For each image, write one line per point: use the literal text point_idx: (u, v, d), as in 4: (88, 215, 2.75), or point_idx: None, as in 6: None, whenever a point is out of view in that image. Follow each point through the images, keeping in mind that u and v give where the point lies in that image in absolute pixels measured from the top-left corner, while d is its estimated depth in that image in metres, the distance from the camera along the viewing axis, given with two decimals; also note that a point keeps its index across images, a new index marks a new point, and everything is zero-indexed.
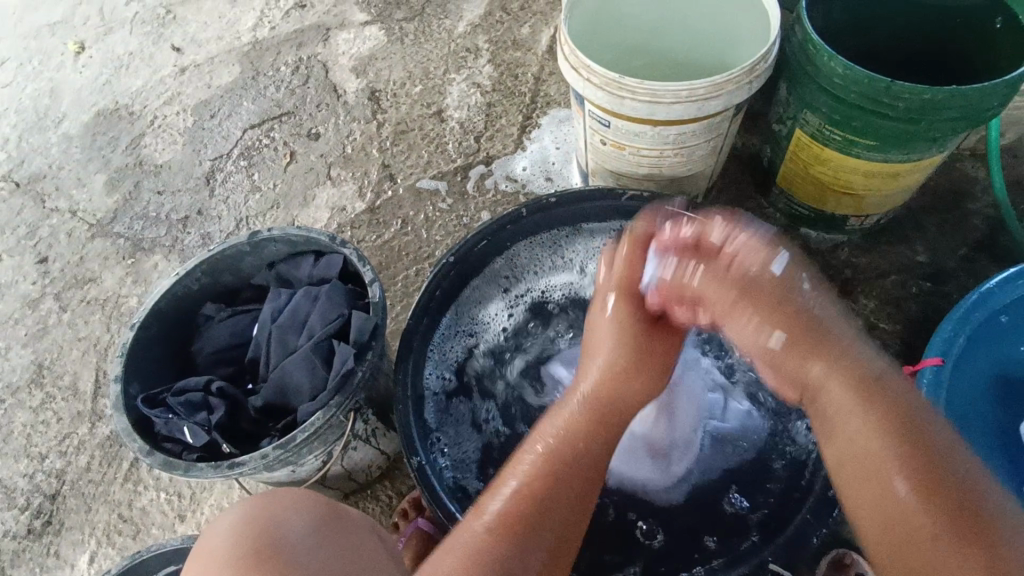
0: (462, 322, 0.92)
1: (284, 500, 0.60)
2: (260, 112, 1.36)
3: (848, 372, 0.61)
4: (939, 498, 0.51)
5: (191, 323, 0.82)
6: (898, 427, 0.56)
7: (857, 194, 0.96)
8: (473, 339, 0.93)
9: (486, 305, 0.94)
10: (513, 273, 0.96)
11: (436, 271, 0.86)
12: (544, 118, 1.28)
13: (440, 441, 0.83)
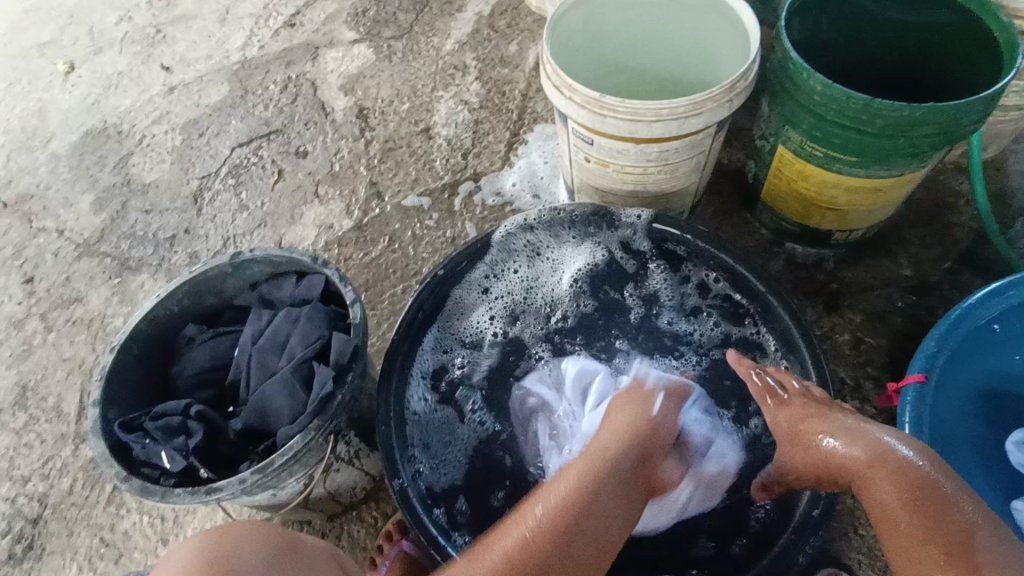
0: (444, 328, 0.93)
1: (244, 531, 0.64)
2: (249, 130, 1.37)
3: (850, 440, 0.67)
4: (950, 548, 0.55)
5: (172, 345, 0.81)
6: (911, 490, 0.59)
7: (840, 209, 0.97)
8: (456, 345, 0.94)
9: (468, 310, 0.95)
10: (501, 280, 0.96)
11: (426, 286, 0.87)
12: (531, 134, 1.29)
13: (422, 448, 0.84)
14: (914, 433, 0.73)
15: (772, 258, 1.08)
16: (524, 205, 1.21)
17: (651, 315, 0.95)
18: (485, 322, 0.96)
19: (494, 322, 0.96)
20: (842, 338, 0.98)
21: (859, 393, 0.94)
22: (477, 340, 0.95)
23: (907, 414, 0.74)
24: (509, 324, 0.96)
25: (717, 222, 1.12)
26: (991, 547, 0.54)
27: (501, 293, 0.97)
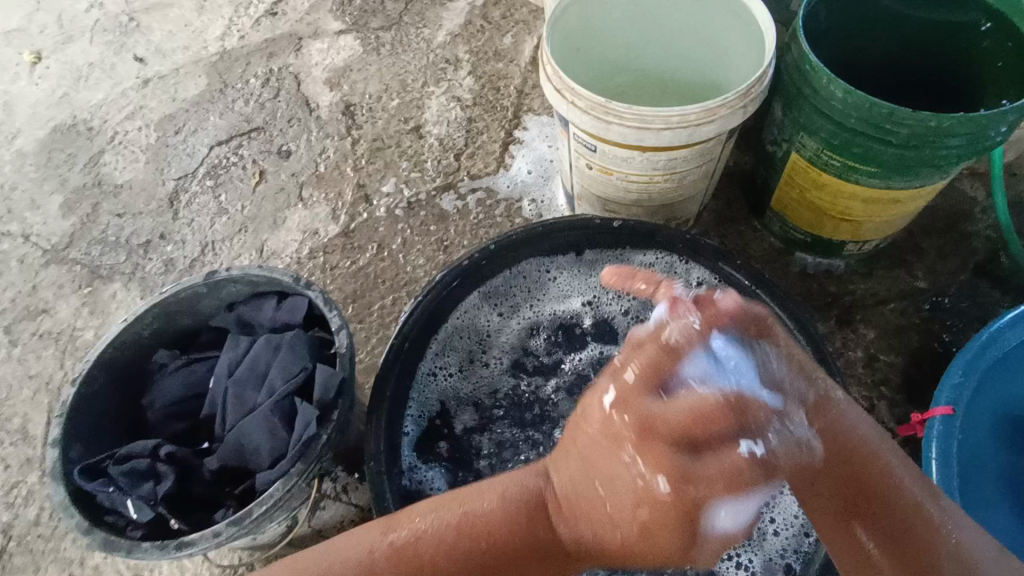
0: (460, 338, 0.89)
1: None
2: (229, 127, 1.29)
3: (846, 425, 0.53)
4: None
5: (144, 371, 0.75)
6: (846, 461, 0.53)
7: (856, 220, 0.91)
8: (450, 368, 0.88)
9: (492, 327, 0.91)
10: (502, 297, 0.91)
11: (422, 295, 0.82)
12: (525, 133, 1.22)
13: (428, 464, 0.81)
14: (943, 470, 0.69)
15: (782, 269, 1.02)
16: (520, 209, 1.15)
17: None
18: (490, 334, 0.91)
19: (518, 351, 0.91)
20: (855, 355, 0.94)
21: (874, 415, 0.89)
22: (494, 372, 0.89)
23: (933, 448, 0.70)
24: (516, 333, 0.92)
25: (723, 231, 1.07)
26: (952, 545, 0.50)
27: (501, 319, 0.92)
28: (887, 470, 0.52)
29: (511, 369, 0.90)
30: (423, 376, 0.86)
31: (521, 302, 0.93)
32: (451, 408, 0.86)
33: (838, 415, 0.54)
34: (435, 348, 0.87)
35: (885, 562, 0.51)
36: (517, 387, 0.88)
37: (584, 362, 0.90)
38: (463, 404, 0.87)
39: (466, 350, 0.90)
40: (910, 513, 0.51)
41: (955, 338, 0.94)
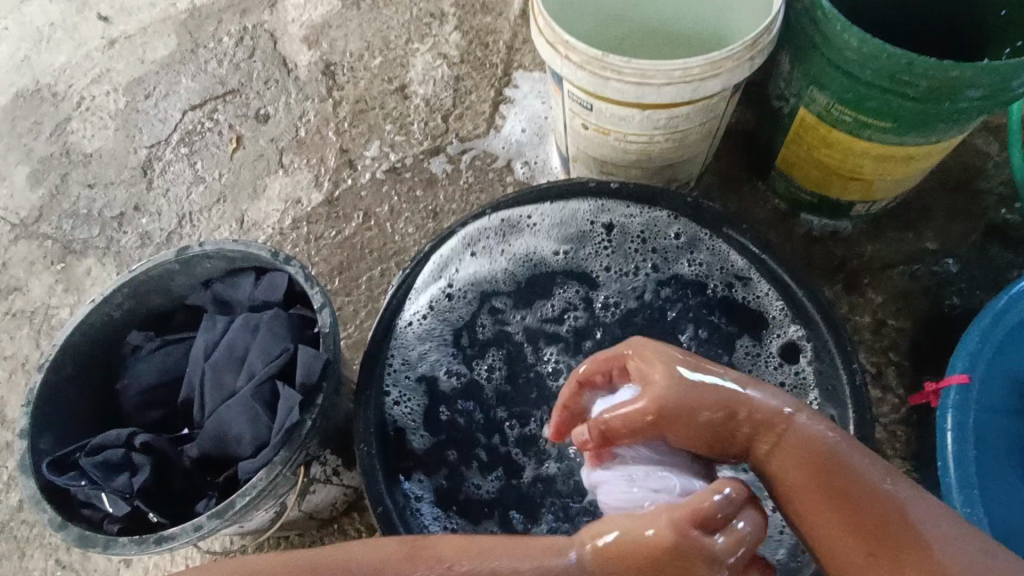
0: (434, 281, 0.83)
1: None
2: (202, 90, 1.22)
3: (802, 437, 0.54)
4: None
5: (117, 355, 0.71)
6: (815, 471, 0.52)
7: (866, 179, 0.87)
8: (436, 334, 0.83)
9: (473, 286, 0.86)
10: (489, 257, 0.86)
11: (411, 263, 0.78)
12: (516, 91, 1.15)
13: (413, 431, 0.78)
14: (958, 440, 0.67)
15: (786, 232, 0.98)
16: (512, 173, 1.09)
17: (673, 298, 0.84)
18: (474, 296, 0.86)
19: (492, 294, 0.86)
20: (863, 320, 0.91)
21: (882, 382, 0.87)
22: (466, 316, 0.85)
23: (949, 420, 0.68)
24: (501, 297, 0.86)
25: (725, 192, 1.02)
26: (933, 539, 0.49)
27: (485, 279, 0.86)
28: (855, 477, 0.52)
29: (483, 311, 0.86)
30: (408, 341, 0.81)
31: (497, 244, 0.86)
32: (426, 354, 0.82)
33: (789, 425, 0.55)
34: (419, 312, 0.82)
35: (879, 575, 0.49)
36: (492, 334, 0.84)
37: (560, 307, 0.85)
38: (438, 350, 0.83)
39: (439, 292, 0.84)
40: (886, 513, 0.50)
41: (966, 300, 0.91)
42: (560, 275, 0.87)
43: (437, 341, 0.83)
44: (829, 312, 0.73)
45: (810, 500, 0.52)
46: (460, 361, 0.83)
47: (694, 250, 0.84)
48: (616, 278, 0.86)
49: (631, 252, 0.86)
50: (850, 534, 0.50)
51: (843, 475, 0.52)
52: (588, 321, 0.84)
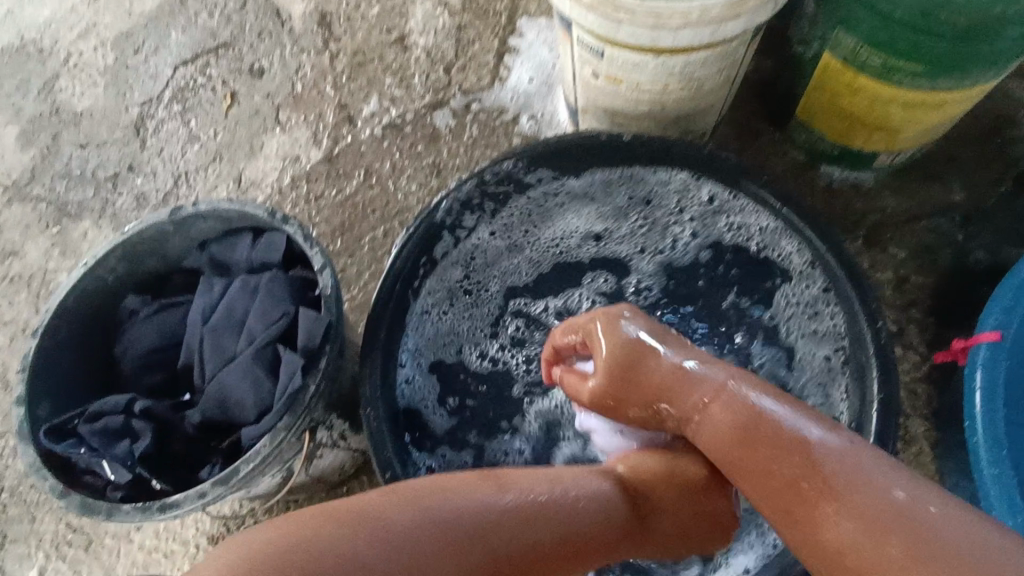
0: (454, 268, 0.82)
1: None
2: (193, 44, 1.16)
3: (728, 397, 0.58)
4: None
5: (114, 319, 0.69)
6: (740, 425, 0.56)
7: (892, 128, 0.82)
8: (449, 298, 0.82)
9: (488, 248, 0.84)
10: (504, 221, 0.84)
11: (415, 225, 0.75)
12: (521, 40, 1.09)
13: (427, 397, 0.78)
14: (988, 399, 0.64)
15: (805, 186, 0.94)
16: (518, 127, 1.04)
17: (699, 269, 0.84)
18: (488, 261, 0.84)
19: (513, 280, 0.85)
20: (883, 277, 0.87)
21: (902, 340, 0.84)
22: (488, 303, 0.84)
23: (978, 377, 0.65)
24: (515, 261, 0.85)
25: (742, 145, 0.98)
26: (855, 475, 0.49)
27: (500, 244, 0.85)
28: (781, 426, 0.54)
29: (506, 299, 0.84)
30: (420, 306, 0.79)
31: (517, 224, 0.85)
32: (447, 343, 0.81)
33: (717, 386, 0.59)
34: (430, 275, 0.80)
35: (813, 520, 0.50)
36: (516, 319, 0.84)
37: (587, 290, 0.85)
38: (461, 339, 0.82)
39: (457, 281, 0.83)
40: (805, 452, 0.52)
41: (992, 255, 0.87)
42: (584, 253, 0.85)
43: (450, 304, 0.82)
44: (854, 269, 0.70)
45: (738, 457, 0.55)
46: (472, 323, 0.83)
47: (723, 220, 0.82)
48: (648, 258, 0.85)
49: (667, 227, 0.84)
50: (779, 482, 0.52)
51: (767, 427, 0.54)
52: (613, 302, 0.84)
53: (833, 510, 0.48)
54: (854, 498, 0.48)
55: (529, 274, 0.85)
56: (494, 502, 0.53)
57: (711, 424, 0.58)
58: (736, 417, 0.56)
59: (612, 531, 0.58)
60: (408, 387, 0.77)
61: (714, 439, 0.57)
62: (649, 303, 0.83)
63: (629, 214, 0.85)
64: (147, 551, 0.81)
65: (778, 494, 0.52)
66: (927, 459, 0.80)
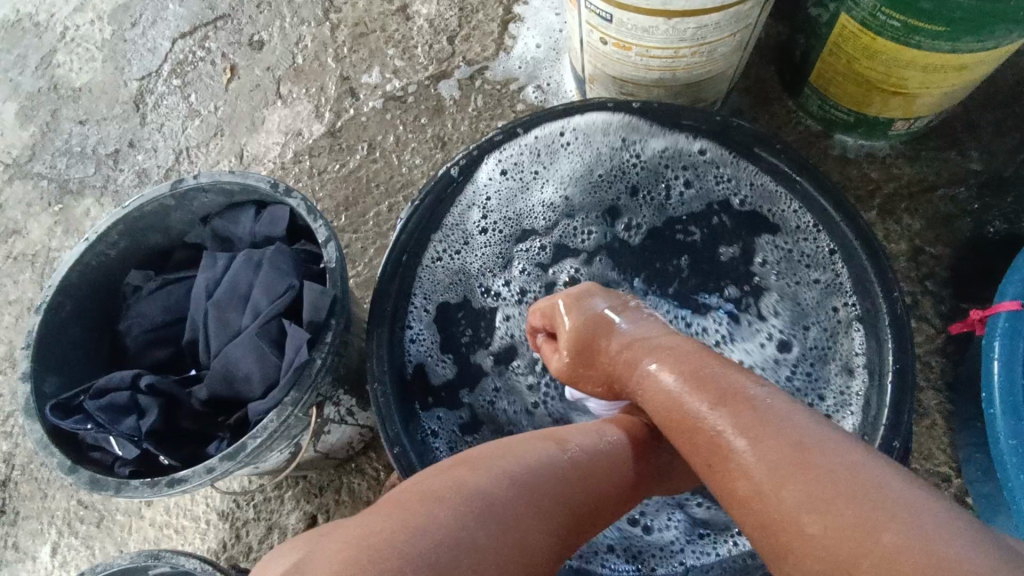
0: (469, 211, 0.81)
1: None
2: (191, 16, 1.14)
3: (672, 358, 0.57)
4: (843, 523, 0.40)
5: (119, 295, 0.68)
6: (680, 381, 0.54)
7: (910, 93, 0.80)
8: (457, 256, 0.81)
9: (497, 202, 0.83)
10: (514, 177, 0.82)
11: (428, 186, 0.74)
12: (526, 7, 1.06)
13: (433, 354, 0.78)
14: (1007, 369, 0.63)
15: (818, 156, 0.92)
16: (524, 98, 1.02)
17: (715, 231, 0.82)
18: (496, 219, 0.83)
19: (524, 219, 0.84)
20: (898, 248, 0.86)
21: (917, 312, 0.83)
22: (499, 242, 0.83)
23: (998, 348, 0.64)
24: (524, 220, 0.84)
25: (753, 113, 0.95)
26: (788, 422, 0.47)
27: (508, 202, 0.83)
28: (720, 380, 0.52)
29: (514, 255, 0.84)
30: (429, 264, 0.79)
31: (526, 170, 0.82)
32: (454, 287, 0.81)
33: (667, 350, 0.58)
34: (439, 232, 0.79)
35: (744, 469, 0.46)
36: (526, 256, 0.84)
37: (586, 229, 0.84)
38: (469, 276, 0.82)
39: (469, 235, 0.82)
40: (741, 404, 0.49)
41: (1011, 224, 0.85)
42: (592, 213, 0.85)
43: (458, 262, 0.81)
44: (870, 239, 0.68)
45: (666, 415, 0.54)
46: (480, 282, 0.82)
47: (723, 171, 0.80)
48: (660, 216, 0.84)
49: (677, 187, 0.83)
50: (711, 431, 0.49)
51: (705, 380, 0.53)
52: (616, 240, 0.84)
53: (765, 456, 0.45)
54: (785, 442, 0.46)
55: (538, 230, 0.85)
56: (556, 458, 0.54)
57: (653, 383, 0.56)
58: (678, 373, 0.55)
59: (611, 497, 0.57)
60: (416, 348, 0.76)
61: (653, 399, 0.55)
62: (655, 232, 0.83)
63: (628, 162, 0.84)
64: (158, 526, 0.82)
65: (702, 444, 0.50)
66: (940, 432, 0.79)
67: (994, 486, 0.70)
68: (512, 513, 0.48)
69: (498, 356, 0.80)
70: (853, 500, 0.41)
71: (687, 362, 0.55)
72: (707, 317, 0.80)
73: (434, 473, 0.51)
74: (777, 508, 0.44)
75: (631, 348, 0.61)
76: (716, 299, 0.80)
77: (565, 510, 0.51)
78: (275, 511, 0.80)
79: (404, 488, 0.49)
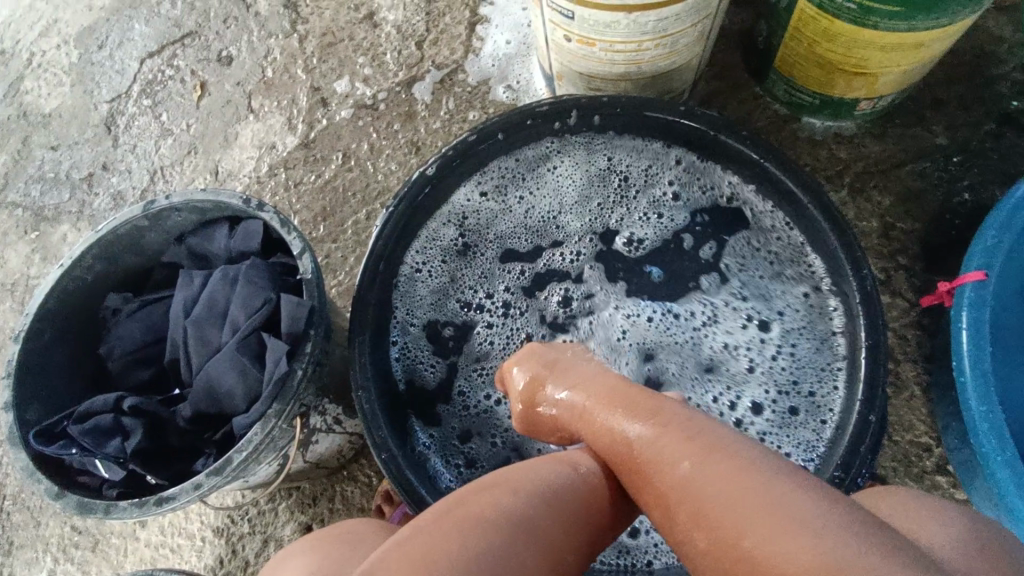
0: (447, 228, 0.83)
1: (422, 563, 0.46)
2: (158, 35, 1.13)
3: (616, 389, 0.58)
4: (735, 508, 0.42)
5: (98, 318, 0.68)
6: (614, 406, 0.55)
7: (871, 73, 0.81)
8: (439, 267, 0.82)
9: (478, 212, 0.84)
10: (490, 189, 0.84)
11: (396, 200, 0.73)
12: (492, 8, 1.07)
13: (425, 364, 0.79)
14: (974, 336, 0.65)
15: (786, 139, 0.93)
16: (495, 98, 1.03)
17: (700, 221, 0.83)
18: (478, 228, 0.84)
19: (508, 240, 0.85)
20: (870, 225, 0.87)
21: (890, 287, 0.84)
22: (485, 257, 0.84)
23: (965, 318, 0.66)
24: (505, 228, 0.85)
25: (721, 101, 0.97)
26: (712, 436, 0.48)
27: (489, 211, 0.84)
28: (654, 403, 0.54)
29: (503, 263, 0.84)
30: (410, 279, 0.80)
31: (507, 184, 0.84)
32: (437, 304, 0.81)
33: (611, 378, 0.60)
34: (415, 246, 0.81)
35: (667, 485, 0.47)
36: (510, 276, 0.83)
37: (576, 246, 0.84)
38: (453, 292, 0.82)
39: (451, 245, 0.83)
40: (669, 419, 0.51)
41: (977, 195, 0.87)
42: (575, 220, 0.85)
43: (441, 274, 0.82)
44: (838, 221, 0.69)
45: (603, 442, 0.54)
46: (469, 291, 0.82)
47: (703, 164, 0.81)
48: (644, 216, 0.84)
49: (658, 183, 0.84)
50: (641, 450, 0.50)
51: (639, 403, 0.54)
52: (605, 251, 0.84)
53: (687, 471, 0.46)
54: (705, 456, 0.46)
55: (524, 237, 0.85)
56: (572, 474, 0.54)
57: (594, 411, 0.57)
58: (614, 399, 0.56)
59: (623, 512, 0.55)
60: (406, 361, 0.78)
61: (593, 429, 0.56)
62: (642, 250, 0.84)
63: (604, 161, 0.84)
64: (154, 547, 0.82)
65: (632, 465, 0.50)
66: (919, 403, 0.80)
67: (969, 452, 0.72)
68: (536, 526, 0.47)
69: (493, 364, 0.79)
70: (764, 508, 0.41)
71: (623, 390, 0.57)
72: (693, 300, 0.81)
73: (463, 496, 0.50)
74: (680, 502, 0.45)
75: (575, 376, 0.62)
76: (699, 285, 0.82)
77: (585, 519, 0.51)
78: (270, 523, 0.80)
79: (435, 514, 0.48)
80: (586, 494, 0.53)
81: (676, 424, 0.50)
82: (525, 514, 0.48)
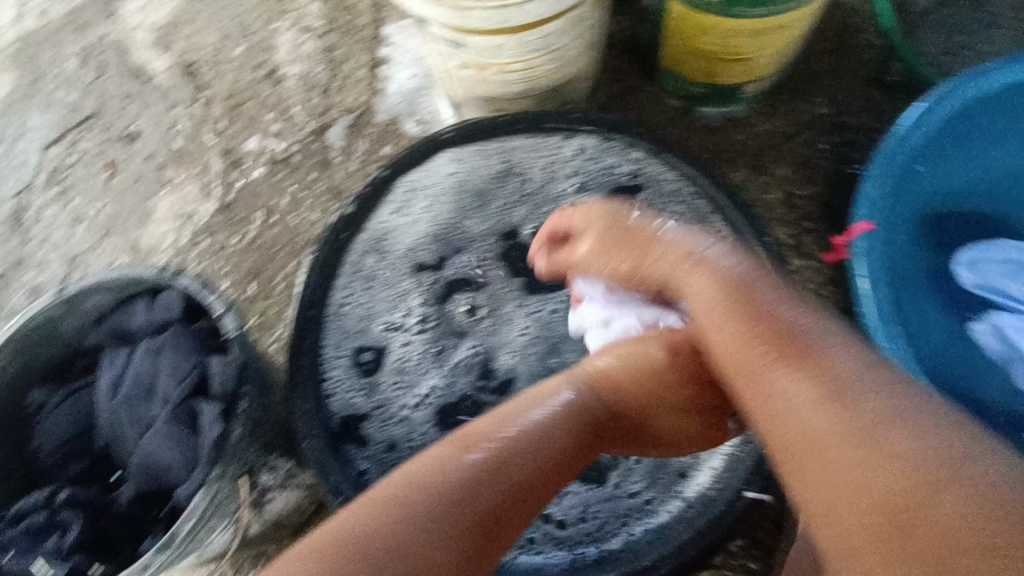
0: (366, 255, 0.80)
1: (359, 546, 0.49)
2: (58, 122, 1.12)
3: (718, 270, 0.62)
4: (853, 451, 0.45)
5: (22, 415, 0.66)
6: (745, 322, 0.56)
7: (748, 58, 0.87)
8: (360, 294, 0.79)
9: (391, 232, 0.82)
10: (403, 207, 0.81)
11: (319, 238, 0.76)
12: (390, 48, 1.09)
13: (354, 394, 0.76)
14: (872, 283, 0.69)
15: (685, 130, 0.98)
16: (406, 134, 1.05)
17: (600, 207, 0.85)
18: (394, 247, 0.83)
19: (420, 254, 0.84)
20: (775, 197, 0.92)
21: (803, 251, 0.89)
22: (398, 274, 0.83)
23: (861, 267, 0.70)
24: (418, 243, 0.84)
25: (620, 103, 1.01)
26: (829, 360, 0.50)
27: (402, 229, 0.83)
28: (774, 318, 0.56)
29: (420, 277, 0.84)
30: (334, 312, 0.77)
31: (417, 200, 0.82)
32: (361, 330, 0.79)
33: (716, 275, 0.62)
34: (337, 280, 0.77)
35: (808, 418, 0.48)
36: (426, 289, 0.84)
37: (485, 249, 0.86)
38: (375, 315, 0.81)
39: (369, 269, 0.80)
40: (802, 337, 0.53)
41: (865, 154, 0.93)
42: (485, 224, 0.86)
43: (363, 300, 0.80)
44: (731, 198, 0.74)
45: (733, 357, 0.56)
46: (391, 309, 0.82)
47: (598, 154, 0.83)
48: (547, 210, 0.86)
49: (557, 177, 0.85)
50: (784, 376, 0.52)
51: (760, 324, 0.55)
52: (513, 250, 0.86)
53: (829, 399, 0.48)
54: (844, 386, 0.48)
55: (437, 247, 0.85)
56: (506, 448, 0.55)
57: (712, 322, 0.59)
58: (740, 315, 0.57)
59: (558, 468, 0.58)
60: (335, 394, 0.75)
61: (716, 341, 0.59)
62: None
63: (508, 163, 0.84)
64: None
65: (755, 388, 0.54)
66: None
67: None
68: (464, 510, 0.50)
69: (423, 375, 0.81)
70: (902, 438, 0.44)
71: (749, 292, 0.59)
72: None
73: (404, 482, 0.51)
74: (796, 435, 0.49)
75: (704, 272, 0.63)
76: None
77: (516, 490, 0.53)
78: None
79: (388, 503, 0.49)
80: (519, 466, 0.55)
81: (807, 341, 0.52)
82: (450, 506, 0.50)
